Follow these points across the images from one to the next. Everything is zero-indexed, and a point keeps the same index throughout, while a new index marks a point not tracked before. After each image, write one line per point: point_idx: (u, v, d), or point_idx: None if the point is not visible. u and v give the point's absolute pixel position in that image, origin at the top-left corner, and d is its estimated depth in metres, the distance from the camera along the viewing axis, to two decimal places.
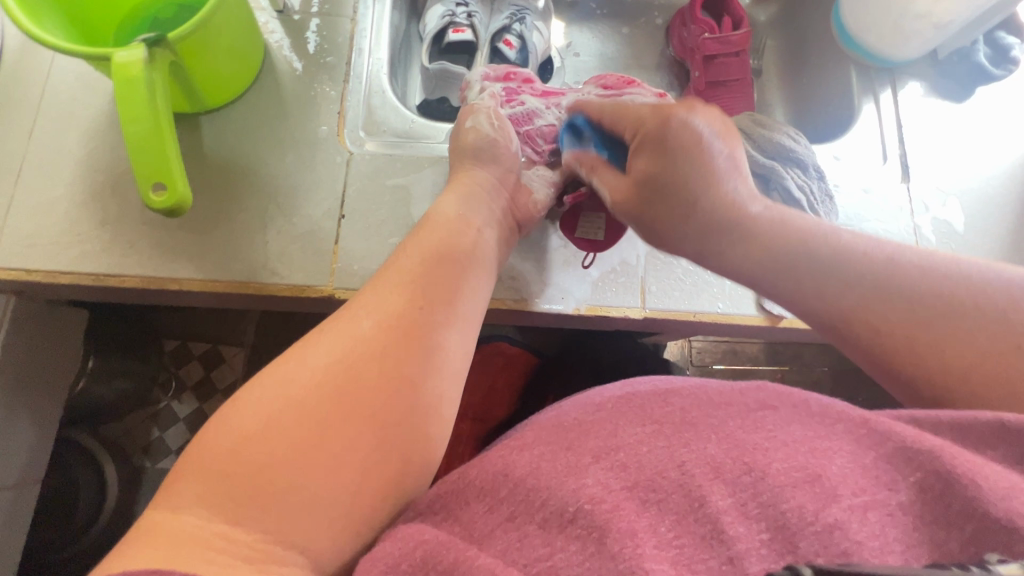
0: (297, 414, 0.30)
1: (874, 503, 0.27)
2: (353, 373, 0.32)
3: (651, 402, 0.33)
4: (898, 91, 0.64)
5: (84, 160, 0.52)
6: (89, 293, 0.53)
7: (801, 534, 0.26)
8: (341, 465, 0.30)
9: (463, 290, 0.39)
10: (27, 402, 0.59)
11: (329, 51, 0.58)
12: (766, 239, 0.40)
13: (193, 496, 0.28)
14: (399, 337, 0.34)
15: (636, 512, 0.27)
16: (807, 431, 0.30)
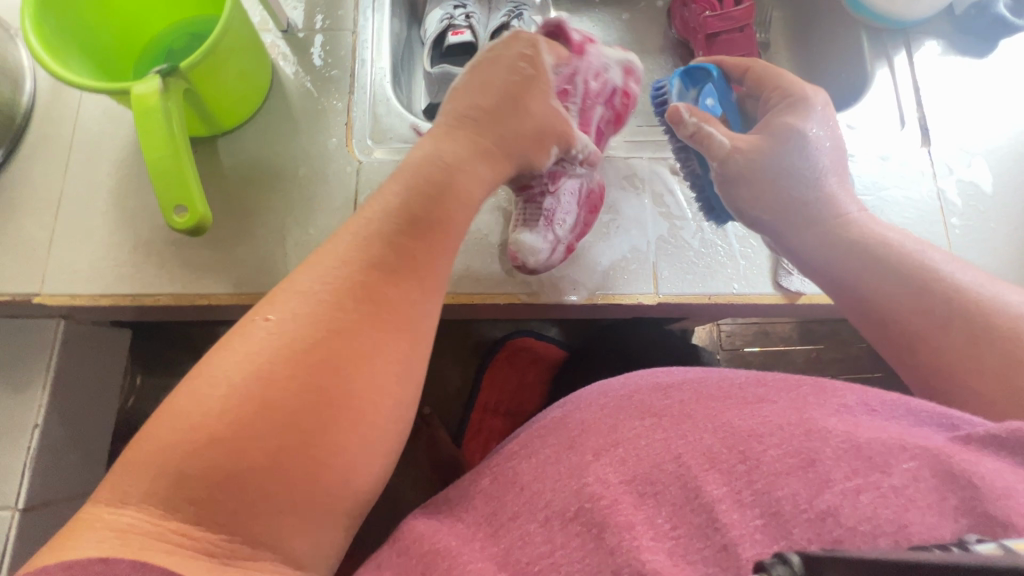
0: (245, 411, 0.29)
1: (867, 486, 0.28)
2: (302, 364, 0.31)
3: (651, 395, 0.35)
4: (913, 52, 0.61)
5: (115, 188, 0.56)
6: (127, 313, 0.56)
7: (794, 520, 0.28)
8: (295, 460, 0.29)
9: (435, 266, 0.38)
10: (81, 419, 0.63)
11: (333, 65, 0.60)
12: (832, 232, 0.45)
13: (137, 498, 0.28)
14: (353, 326, 0.32)
15: (634, 505, 0.30)
16: (801, 419, 0.31)
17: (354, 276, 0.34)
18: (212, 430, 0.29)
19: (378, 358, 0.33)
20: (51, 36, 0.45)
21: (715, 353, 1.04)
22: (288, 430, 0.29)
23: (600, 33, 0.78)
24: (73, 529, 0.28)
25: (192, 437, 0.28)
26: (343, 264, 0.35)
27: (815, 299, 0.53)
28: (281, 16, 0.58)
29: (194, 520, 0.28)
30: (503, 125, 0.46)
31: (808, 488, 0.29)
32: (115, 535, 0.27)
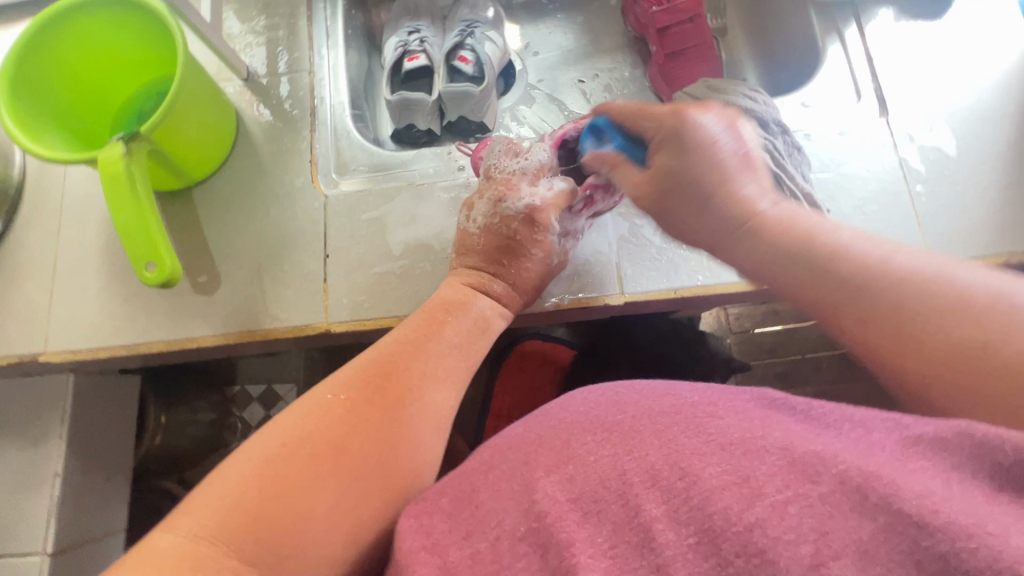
0: (317, 471, 0.35)
1: (797, 497, 0.28)
2: (365, 435, 0.37)
3: (604, 411, 0.36)
4: (863, 22, 0.61)
5: (104, 247, 0.59)
6: (127, 363, 0.59)
7: (723, 535, 0.28)
8: (349, 516, 0.35)
9: (445, 346, 0.44)
10: (100, 463, 0.67)
11: (295, 105, 0.63)
12: (776, 237, 0.42)
13: (200, 532, 0.32)
14: (406, 407, 0.40)
15: (577, 523, 0.31)
16: (743, 432, 0.32)
17: (408, 365, 0.42)
18: (258, 483, 0.34)
19: (424, 439, 0.40)
20: (25, 114, 0.49)
21: (725, 338, 1.03)
22: (347, 488, 0.35)
23: (557, 39, 0.79)
24: (132, 556, 0.31)
25: (268, 485, 0.34)
26: (399, 354, 0.42)
27: None
28: (240, 66, 0.61)
29: (251, 561, 0.32)
30: (489, 247, 0.51)
31: (740, 502, 0.29)
32: (173, 566, 0.31)
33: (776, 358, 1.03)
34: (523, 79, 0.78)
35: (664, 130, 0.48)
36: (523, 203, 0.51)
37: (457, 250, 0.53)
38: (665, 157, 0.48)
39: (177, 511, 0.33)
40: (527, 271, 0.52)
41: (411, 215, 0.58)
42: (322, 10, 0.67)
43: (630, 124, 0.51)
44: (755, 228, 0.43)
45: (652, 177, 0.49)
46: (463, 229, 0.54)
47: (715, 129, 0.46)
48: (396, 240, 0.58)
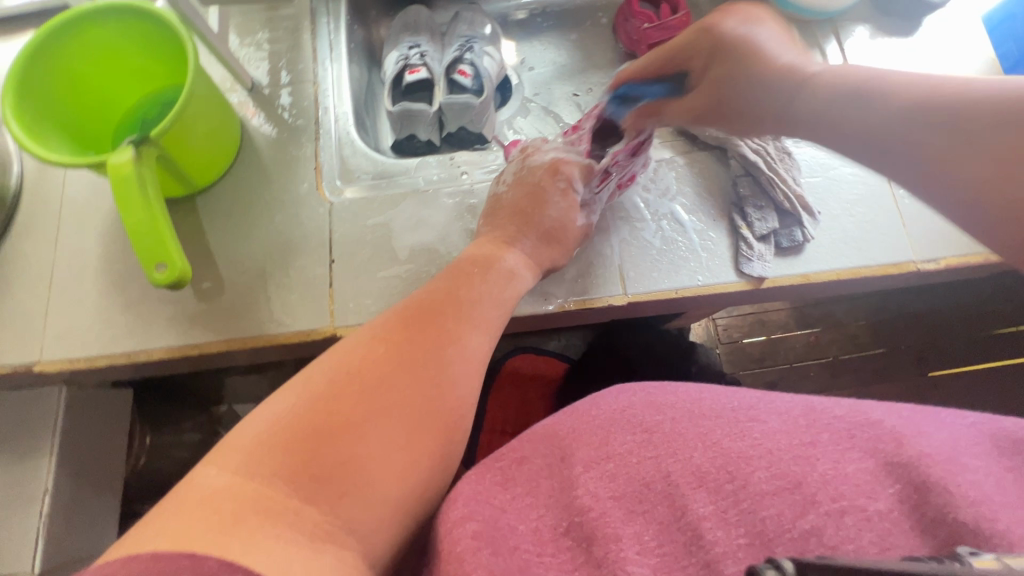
0: (366, 406, 0.37)
1: (852, 508, 0.32)
2: (409, 373, 0.39)
3: (643, 411, 0.39)
4: (843, 40, 0.65)
5: (103, 255, 0.58)
6: (124, 372, 0.58)
7: (777, 539, 0.32)
8: (400, 450, 0.37)
9: (477, 301, 0.47)
10: (91, 480, 0.65)
11: (299, 115, 0.64)
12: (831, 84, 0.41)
13: (259, 471, 0.32)
14: (445, 348, 0.42)
15: (622, 521, 0.34)
16: (793, 439, 0.36)
17: (442, 313, 0.44)
18: (315, 412, 0.35)
19: (464, 380, 0.42)
20: (31, 120, 0.48)
21: (715, 348, 1.05)
22: (397, 422, 0.37)
23: (552, 55, 0.82)
24: (184, 500, 0.31)
25: (321, 419, 0.35)
26: (434, 304, 0.45)
27: (778, 280, 0.55)
28: (245, 77, 0.62)
29: (309, 499, 0.33)
30: (516, 211, 0.55)
31: (793, 508, 0.33)
32: (231, 505, 0.31)
33: (766, 367, 1.05)
34: (519, 93, 0.80)
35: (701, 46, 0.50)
36: (548, 157, 0.57)
37: (488, 214, 0.56)
38: (720, 69, 0.49)
39: (226, 455, 0.33)
40: (546, 230, 0.54)
41: (415, 220, 0.59)
42: (326, 25, 0.69)
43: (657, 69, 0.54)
44: (806, 88, 0.43)
45: (701, 92, 0.52)
46: (494, 194, 0.58)
47: (739, 26, 0.49)
48: (402, 245, 0.58)
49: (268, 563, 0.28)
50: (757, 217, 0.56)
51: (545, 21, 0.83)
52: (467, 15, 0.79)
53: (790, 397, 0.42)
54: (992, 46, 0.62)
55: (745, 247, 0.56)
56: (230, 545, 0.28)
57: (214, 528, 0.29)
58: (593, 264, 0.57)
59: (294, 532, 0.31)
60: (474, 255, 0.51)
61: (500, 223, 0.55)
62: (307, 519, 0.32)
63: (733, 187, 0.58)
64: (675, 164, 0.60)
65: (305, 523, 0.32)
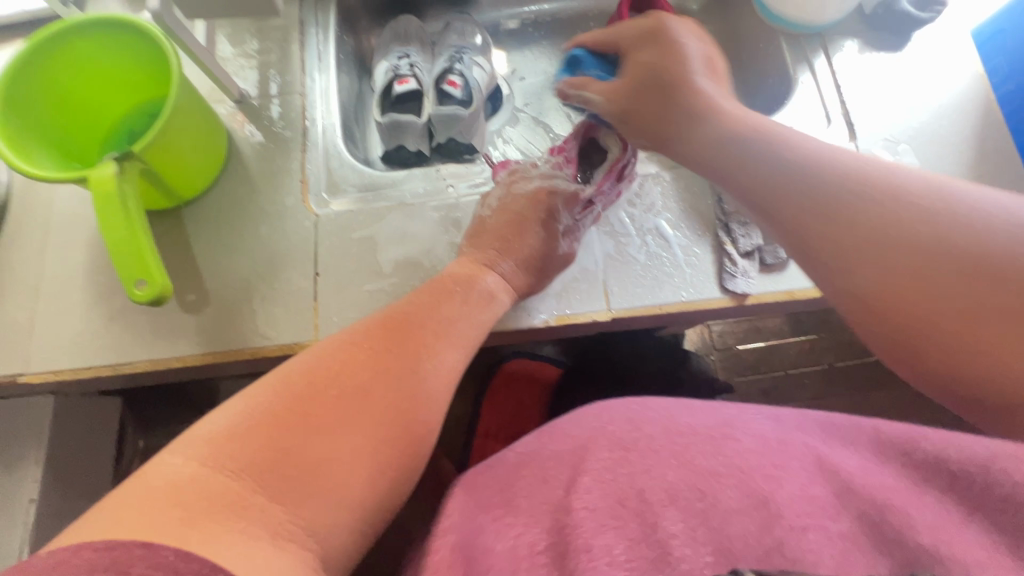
0: (342, 413, 0.37)
1: (817, 526, 0.33)
2: (386, 385, 0.40)
3: (621, 429, 0.39)
4: (832, 53, 0.65)
5: (89, 265, 0.59)
6: (110, 383, 0.59)
7: (744, 553, 0.32)
8: (372, 459, 0.37)
9: (457, 316, 0.48)
10: (77, 487, 0.65)
11: (287, 126, 0.64)
12: (727, 125, 0.42)
13: (227, 464, 0.32)
14: (423, 364, 0.42)
15: (593, 534, 0.33)
16: (766, 460, 0.36)
17: (421, 326, 0.45)
18: (292, 413, 0.35)
19: (439, 394, 0.42)
20: (14, 132, 0.48)
21: (708, 355, 1.05)
22: (372, 429, 0.37)
23: (543, 65, 0.82)
24: (145, 484, 0.31)
25: (296, 422, 0.35)
26: (415, 314, 0.46)
27: (762, 297, 0.55)
28: (232, 88, 0.62)
29: (275, 497, 0.33)
30: (500, 235, 0.56)
31: (761, 526, 0.33)
32: (196, 498, 0.30)
33: (759, 374, 1.05)
34: (509, 103, 0.80)
35: (630, 39, 0.53)
36: (532, 186, 0.59)
37: (471, 232, 0.57)
38: (646, 57, 0.50)
39: (191, 445, 0.33)
40: (528, 253, 0.56)
41: (400, 234, 0.59)
42: (315, 35, 0.69)
43: (613, 41, 0.55)
44: (715, 114, 0.44)
45: (625, 82, 0.51)
46: (478, 216, 0.59)
47: (689, 50, 0.49)
48: (386, 259, 0.58)
49: (230, 559, 0.28)
50: (742, 235, 0.56)
51: (537, 31, 0.83)
52: (459, 24, 0.79)
53: (774, 418, 0.42)
54: (979, 61, 0.62)
55: (729, 264, 0.56)
56: (187, 540, 0.28)
57: (173, 521, 0.29)
58: (577, 279, 0.57)
59: (255, 527, 0.31)
60: (456, 268, 0.53)
61: (483, 245, 0.56)
62: (270, 515, 0.32)
63: (718, 204, 0.59)
64: (661, 179, 0.60)
65: (268, 521, 0.32)
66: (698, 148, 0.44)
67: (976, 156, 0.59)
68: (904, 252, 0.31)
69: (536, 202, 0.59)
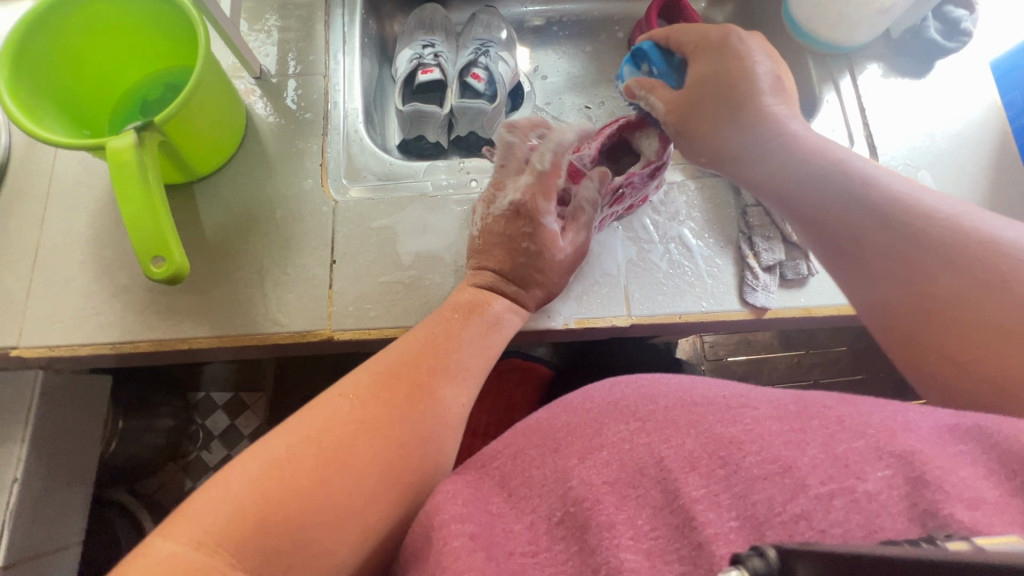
0: (329, 473, 0.36)
1: (841, 489, 0.28)
2: (370, 439, 0.38)
3: (637, 403, 0.35)
4: (857, 75, 0.66)
5: (93, 238, 0.56)
6: (107, 362, 0.56)
7: (768, 523, 0.28)
8: (362, 518, 0.36)
9: (458, 352, 0.46)
10: (60, 466, 0.62)
11: (308, 108, 0.62)
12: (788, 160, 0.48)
13: (209, 539, 0.32)
14: (418, 407, 0.41)
15: (615, 506, 0.30)
16: (783, 426, 0.31)
17: (416, 365, 0.44)
18: (281, 478, 0.35)
19: (435, 440, 0.41)
20: (27, 97, 0.46)
21: (700, 364, 1.06)
22: (359, 490, 0.36)
23: (565, 65, 0.81)
24: (143, 563, 0.31)
25: (284, 489, 0.34)
26: (412, 357, 0.44)
27: (780, 312, 0.56)
28: (253, 64, 0.60)
29: (263, 569, 0.32)
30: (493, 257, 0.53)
31: (784, 492, 0.28)
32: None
33: (747, 386, 1.06)
34: (530, 100, 0.79)
35: (708, 40, 0.52)
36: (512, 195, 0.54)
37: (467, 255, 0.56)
38: (704, 70, 0.52)
39: (181, 523, 0.33)
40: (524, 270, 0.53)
41: (421, 226, 0.58)
42: (340, 17, 0.67)
43: (676, 39, 0.54)
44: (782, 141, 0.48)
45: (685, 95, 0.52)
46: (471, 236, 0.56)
47: (753, 51, 0.51)
48: (406, 251, 0.57)
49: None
50: (765, 248, 0.57)
51: (561, 30, 0.82)
52: (484, 17, 0.77)
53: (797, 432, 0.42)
54: (996, 93, 0.63)
55: (750, 277, 0.56)
56: None
57: None
58: (600, 283, 0.56)
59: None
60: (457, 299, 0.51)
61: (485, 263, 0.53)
62: None
63: (743, 215, 0.59)
64: (687, 188, 0.60)
65: None
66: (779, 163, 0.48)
67: (990, 186, 0.60)
68: (916, 244, 0.39)
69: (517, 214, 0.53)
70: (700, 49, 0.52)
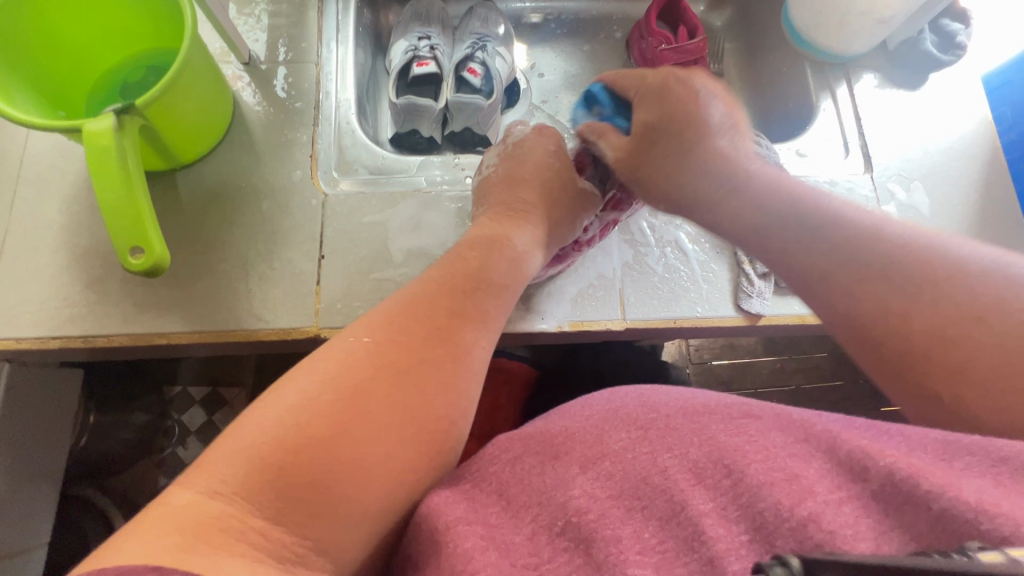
0: (349, 414, 0.34)
1: (848, 499, 0.27)
2: (388, 384, 0.36)
3: (639, 410, 0.34)
4: (853, 84, 0.66)
5: (66, 224, 0.53)
6: (78, 356, 0.53)
7: (777, 532, 0.27)
8: (385, 463, 0.33)
9: (477, 295, 0.44)
10: (23, 464, 0.59)
11: (298, 97, 0.60)
12: (760, 197, 0.44)
13: (229, 488, 0.30)
14: (440, 348, 0.39)
15: (621, 519, 0.29)
16: (787, 438, 0.31)
17: (435, 308, 0.41)
18: (299, 421, 0.33)
19: (459, 385, 0.39)
20: None
21: (686, 368, 1.06)
22: (381, 438, 0.34)
23: (562, 63, 0.80)
24: (162, 512, 0.29)
25: (302, 433, 0.32)
26: (429, 299, 0.42)
27: (775, 318, 0.55)
28: (242, 49, 0.58)
29: (285, 516, 0.30)
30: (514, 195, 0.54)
31: (793, 495, 0.27)
32: (200, 525, 0.28)
33: (731, 390, 1.06)
34: (526, 97, 0.78)
35: (648, 85, 0.51)
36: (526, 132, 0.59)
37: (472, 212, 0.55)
38: (659, 110, 0.50)
39: (203, 471, 0.31)
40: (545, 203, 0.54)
41: (414, 222, 0.56)
42: (334, 3, 0.64)
43: (620, 86, 0.55)
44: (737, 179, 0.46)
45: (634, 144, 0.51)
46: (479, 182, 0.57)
47: (702, 93, 0.49)
48: (398, 247, 0.55)
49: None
50: None
51: (559, 27, 0.81)
52: (482, 10, 0.76)
53: None
54: (987, 107, 0.64)
55: (745, 284, 0.55)
56: (192, 563, 0.26)
57: (174, 546, 0.27)
58: (594, 286, 0.56)
59: (257, 552, 0.29)
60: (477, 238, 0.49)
61: (496, 206, 0.53)
62: (274, 539, 0.30)
63: None
64: None
65: (272, 546, 0.29)
66: (730, 204, 0.46)
67: (980, 199, 0.60)
68: (883, 277, 0.37)
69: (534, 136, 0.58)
70: (663, 94, 0.50)
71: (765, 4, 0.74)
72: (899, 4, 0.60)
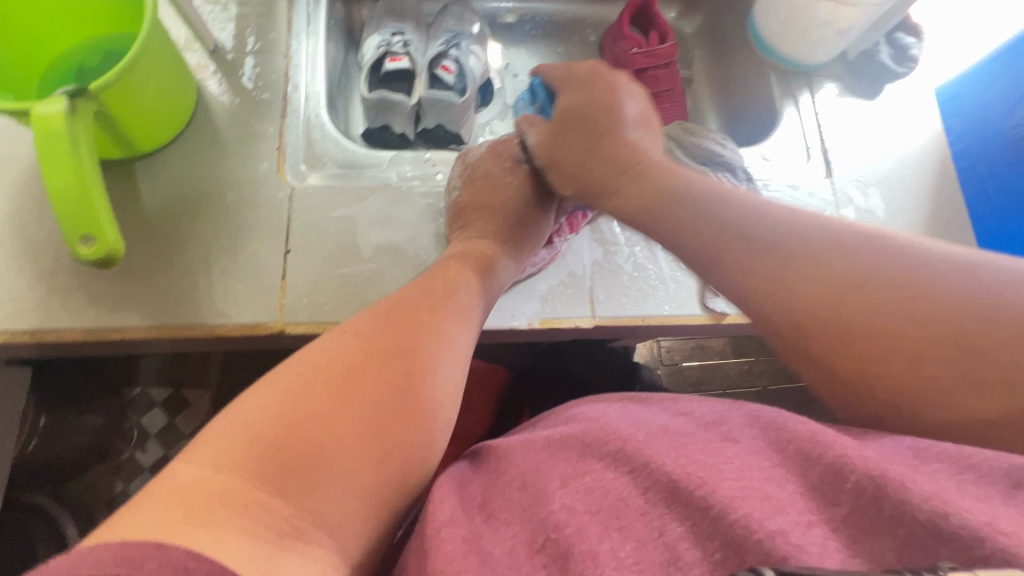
0: (337, 396, 0.34)
1: (821, 522, 0.28)
2: (380, 365, 0.36)
3: (620, 425, 0.35)
4: (815, 92, 0.68)
5: (13, 215, 0.51)
6: (23, 352, 0.51)
7: (749, 549, 0.26)
8: (378, 446, 0.33)
9: (462, 286, 0.46)
10: None
11: (265, 88, 0.59)
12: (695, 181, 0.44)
13: (225, 462, 0.30)
14: (426, 338, 0.40)
15: (598, 536, 0.29)
16: (764, 460, 0.31)
17: (421, 304, 0.42)
18: (296, 399, 0.33)
19: (448, 377, 0.40)
20: None
21: (656, 369, 1.07)
22: (370, 419, 0.34)
23: (536, 64, 0.81)
24: (158, 492, 0.28)
25: (296, 412, 0.32)
26: (414, 296, 0.43)
27: (739, 317, 0.57)
28: (208, 38, 0.57)
29: (280, 492, 0.30)
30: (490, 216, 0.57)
31: (762, 515, 0.27)
32: (200, 498, 0.28)
33: (699, 391, 1.08)
34: (500, 97, 0.78)
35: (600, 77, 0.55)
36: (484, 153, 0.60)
37: (458, 213, 0.56)
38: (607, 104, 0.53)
39: (202, 449, 0.30)
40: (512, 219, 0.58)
41: (383, 217, 0.56)
42: None
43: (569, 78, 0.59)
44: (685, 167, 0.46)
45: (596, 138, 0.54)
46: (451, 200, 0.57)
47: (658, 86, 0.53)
48: (367, 242, 0.55)
49: (229, 553, 0.26)
50: None
51: (532, 29, 0.82)
52: (456, 9, 0.75)
53: None
54: (939, 118, 0.67)
55: (711, 283, 0.56)
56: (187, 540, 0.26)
57: (174, 520, 0.26)
58: (563, 283, 0.56)
59: (257, 526, 0.28)
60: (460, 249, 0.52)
61: (470, 225, 0.56)
62: (275, 511, 0.29)
63: None
64: None
65: (272, 518, 0.29)
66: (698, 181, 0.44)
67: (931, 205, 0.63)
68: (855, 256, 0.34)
69: (493, 159, 0.60)
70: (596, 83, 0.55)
71: (732, 14, 0.77)
72: (858, 16, 0.62)
